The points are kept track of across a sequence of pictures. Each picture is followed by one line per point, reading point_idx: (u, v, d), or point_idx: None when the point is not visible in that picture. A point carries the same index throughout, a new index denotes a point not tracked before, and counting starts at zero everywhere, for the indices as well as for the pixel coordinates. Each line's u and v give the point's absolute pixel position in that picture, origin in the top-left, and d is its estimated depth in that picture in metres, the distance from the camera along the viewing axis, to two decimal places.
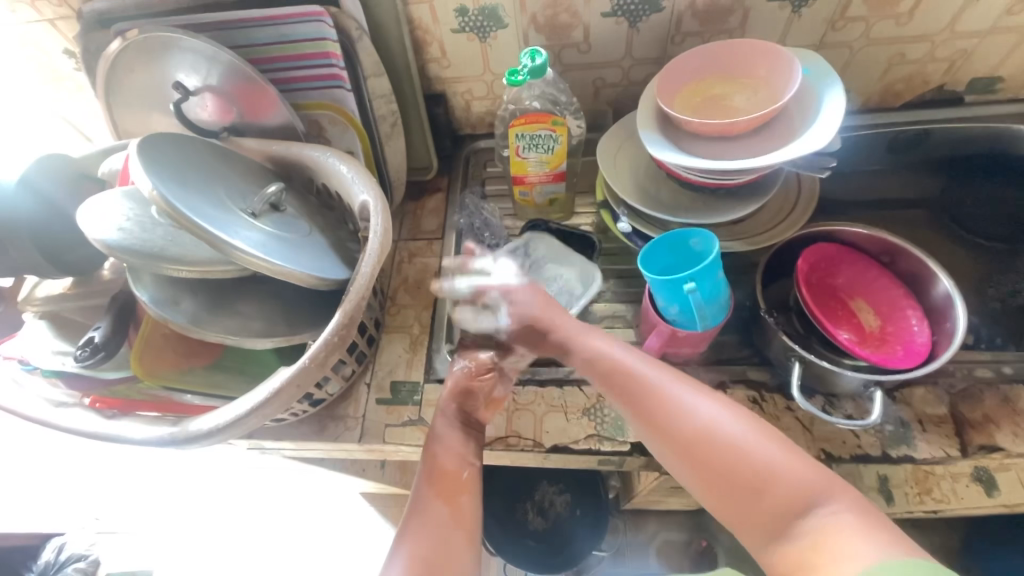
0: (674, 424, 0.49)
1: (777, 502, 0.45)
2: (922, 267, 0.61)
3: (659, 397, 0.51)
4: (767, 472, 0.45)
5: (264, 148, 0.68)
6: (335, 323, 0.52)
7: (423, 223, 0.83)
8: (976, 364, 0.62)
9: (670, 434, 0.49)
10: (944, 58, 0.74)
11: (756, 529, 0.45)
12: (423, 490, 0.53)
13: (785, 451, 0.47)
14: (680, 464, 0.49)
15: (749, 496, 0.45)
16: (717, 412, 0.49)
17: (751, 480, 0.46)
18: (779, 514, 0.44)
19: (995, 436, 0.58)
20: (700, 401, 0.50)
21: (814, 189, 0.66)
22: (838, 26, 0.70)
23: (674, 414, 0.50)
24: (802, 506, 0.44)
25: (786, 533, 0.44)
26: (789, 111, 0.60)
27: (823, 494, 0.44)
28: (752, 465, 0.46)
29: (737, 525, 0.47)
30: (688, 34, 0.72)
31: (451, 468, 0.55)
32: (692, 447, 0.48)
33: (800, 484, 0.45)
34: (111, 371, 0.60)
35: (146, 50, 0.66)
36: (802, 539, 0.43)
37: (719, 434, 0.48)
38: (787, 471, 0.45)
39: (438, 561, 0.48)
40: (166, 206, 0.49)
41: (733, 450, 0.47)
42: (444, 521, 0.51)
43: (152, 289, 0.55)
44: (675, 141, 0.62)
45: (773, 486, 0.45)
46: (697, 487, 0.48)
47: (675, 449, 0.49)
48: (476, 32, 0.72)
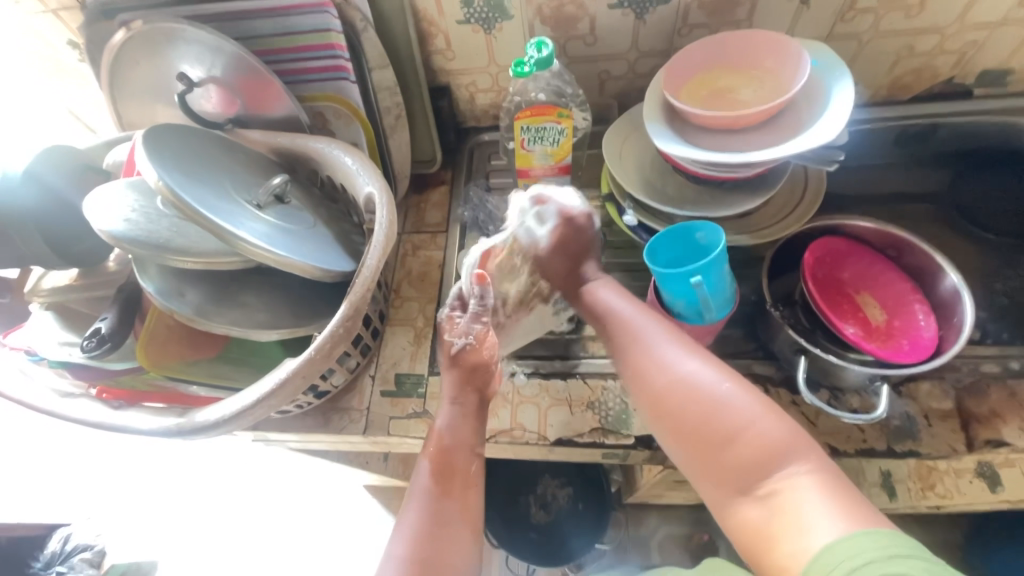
0: (654, 376, 0.50)
1: (742, 458, 0.44)
2: (929, 262, 0.60)
3: (646, 349, 0.52)
4: (736, 428, 0.45)
5: (268, 140, 0.68)
6: (340, 314, 0.52)
7: (426, 216, 0.82)
8: (982, 359, 0.62)
9: (651, 385, 0.50)
10: (953, 51, 0.73)
11: (718, 483, 0.45)
12: (426, 483, 0.53)
13: (762, 410, 0.46)
14: (656, 416, 0.50)
15: (716, 450, 0.45)
16: (697, 367, 0.49)
17: (720, 435, 0.45)
18: (742, 470, 0.44)
19: (1001, 430, 0.58)
20: (683, 356, 0.50)
21: (821, 183, 0.65)
22: (846, 18, 0.69)
23: (655, 367, 0.50)
24: (768, 464, 0.43)
25: (746, 489, 0.44)
26: (797, 104, 0.59)
27: (793, 456, 0.43)
28: (723, 420, 0.45)
29: (701, 480, 0.47)
30: (694, 26, 0.71)
31: (444, 454, 0.55)
32: (668, 398, 0.49)
33: (768, 443, 0.44)
34: (117, 362, 0.60)
35: (151, 41, 0.66)
36: (765, 500, 0.43)
37: (695, 388, 0.47)
38: (758, 429, 0.44)
39: (434, 557, 0.48)
40: (171, 196, 0.49)
41: (702, 406, 0.47)
42: (448, 517, 0.51)
43: (157, 280, 0.55)
44: (681, 133, 0.61)
45: (741, 442, 0.44)
46: (669, 437, 0.49)
47: (654, 400, 0.50)
48: (481, 23, 0.72)
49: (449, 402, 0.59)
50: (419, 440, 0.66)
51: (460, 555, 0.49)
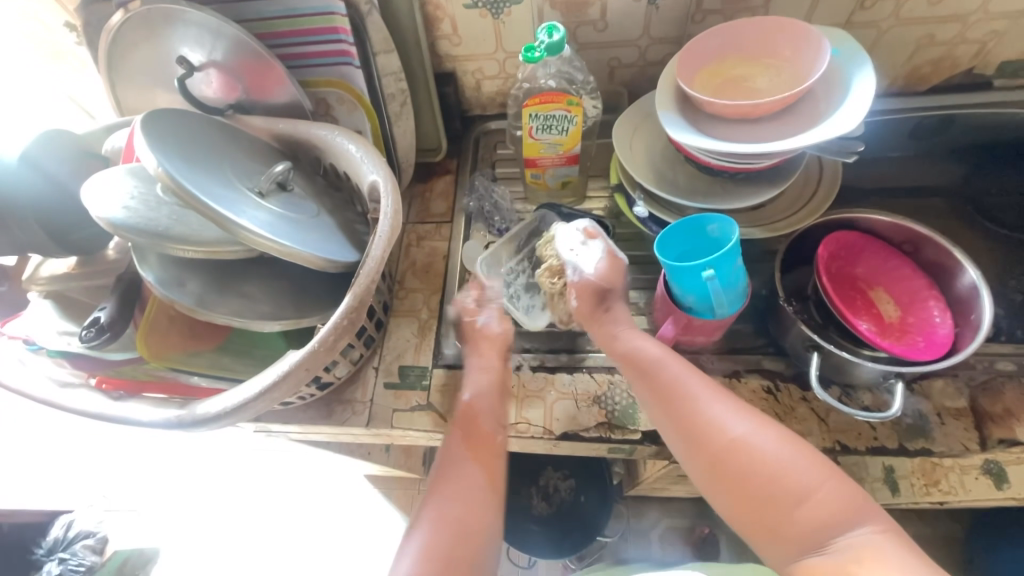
0: (709, 439, 0.49)
1: (813, 522, 0.44)
2: (946, 257, 0.59)
3: (695, 410, 0.50)
4: (804, 491, 0.45)
5: (271, 126, 0.67)
6: (344, 306, 0.51)
7: (431, 205, 0.81)
8: (996, 357, 0.61)
9: (706, 450, 0.49)
10: (974, 40, 0.71)
11: (785, 548, 0.45)
12: (461, 444, 0.53)
13: (820, 468, 0.46)
14: (712, 480, 0.48)
15: (785, 515, 0.45)
16: (751, 427, 0.48)
17: (788, 499, 0.45)
18: (812, 533, 0.44)
19: (1016, 430, 0.57)
20: (735, 416, 0.49)
21: (835, 175, 0.64)
22: (866, 5, 0.67)
23: (710, 429, 0.49)
24: (838, 523, 0.44)
25: (816, 550, 0.44)
26: (814, 93, 0.58)
27: (857, 513, 0.44)
28: (789, 484, 0.46)
29: (764, 544, 0.47)
30: (709, 12, 0.69)
31: (473, 417, 0.56)
32: (728, 464, 0.47)
33: (836, 503, 0.45)
34: (117, 352, 0.59)
35: (149, 22, 0.64)
36: (839, 554, 0.43)
37: (755, 451, 0.47)
38: (824, 489, 0.45)
39: (469, 527, 0.48)
40: (172, 184, 0.47)
41: (767, 470, 0.46)
42: (478, 480, 0.51)
43: (157, 269, 0.54)
44: (694, 123, 0.60)
45: (810, 505, 0.45)
46: (726, 501, 0.48)
47: (711, 466, 0.48)
48: (489, 8, 0.70)
49: (483, 371, 0.59)
50: (423, 433, 0.65)
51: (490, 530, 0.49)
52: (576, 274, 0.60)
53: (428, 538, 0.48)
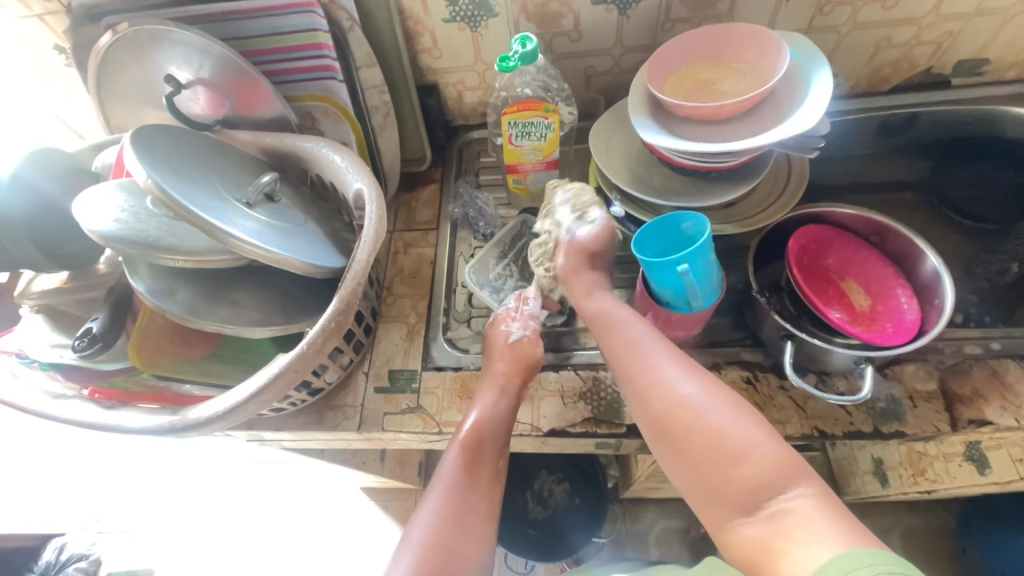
0: (657, 398, 0.51)
1: (747, 481, 0.45)
2: (909, 247, 0.62)
3: (649, 371, 0.53)
4: (740, 452, 0.46)
5: (257, 140, 0.69)
6: (331, 309, 0.53)
7: (417, 213, 0.83)
8: (965, 341, 0.63)
9: (654, 408, 0.51)
10: (931, 41, 0.74)
11: (721, 507, 0.47)
12: (460, 476, 0.55)
13: (763, 433, 0.47)
14: (660, 437, 0.51)
15: (721, 474, 0.47)
16: (700, 389, 0.50)
17: (725, 458, 0.47)
18: (745, 494, 0.45)
19: (985, 410, 0.59)
20: (686, 378, 0.51)
21: (803, 171, 0.67)
22: (825, 11, 0.71)
23: (660, 390, 0.51)
24: (771, 485, 0.45)
25: (747, 509, 0.45)
26: (778, 93, 0.60)
27: (792, 478, 0.45)
28: (728, 444, 0.47)
29: (704, 504, 0.48)
30: (677, 20, 0.72)
31: (474, 441, 0.58)
32: (672, 422, 0.50)
33: (773, 465, 0.45)
34: (108, 362, 0.60)
35: (136, 43, 0.67)
36: (770, 517, 0.44)
37: (700, 411, 0.49)
38: (762, 451, 0.46)
39: (462, 548, 0.51)
40: (161, 195, 0.49)
41: (708, 429, 0.48)
42: (476, 509, 0.54)
43: (149, 280, 0.55)
44: (665, 125, 0.62)
45: (745, 466, 0.46)
46: (672, 459, 0.50)
47: (658, 425, 0.51)
48: (466, 22, 0.73)
49: (491, 392, 0.60)
50: (414, 435, 0.67)
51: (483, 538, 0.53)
52: (569, 235, 0.64)
53: (417, 559, 0.49)
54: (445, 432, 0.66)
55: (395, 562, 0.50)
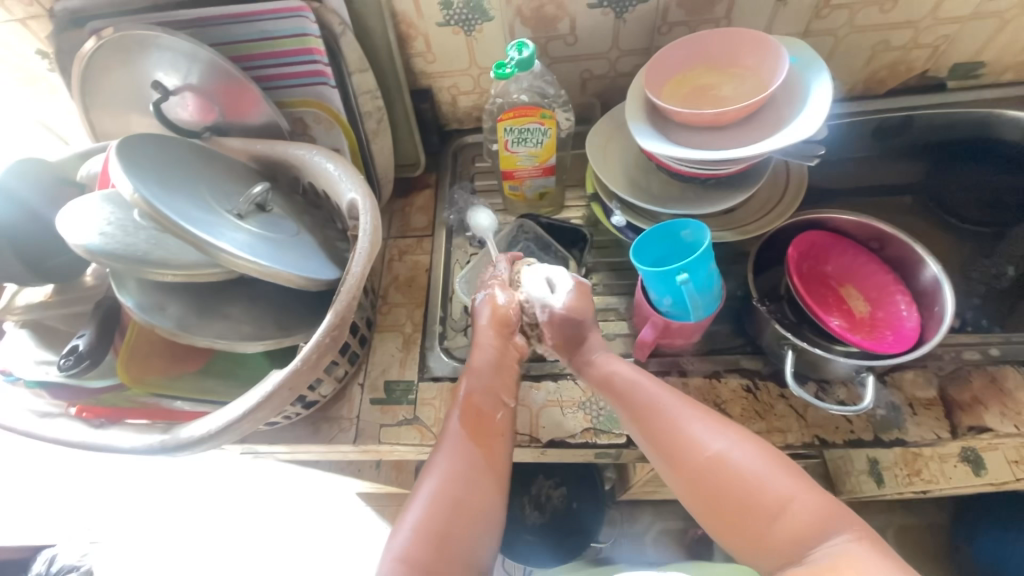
0: (689, 457, 0.50)
1: (792, 533, 0.46)
2: (909, 253, 0.61)
3: (676, 429, 0.52)
4: (781, 504, 0.47)
5: (248, 148, 0.67)
6: (326, 323, 0.52)
7: (412, 220, 0.82)
8: (963, 347, 0.63)
9: (685, 467, 0.50)
10: (927, 44, 0.74)
11: (767, 559, 0.47)
12: (466, 433, 0.55)
13: (800, 481, 0.48)
14: (691, 493, 0.50)
15: (764, 529, 0.47)
16: (729, 443, 0.50)
17: (766, 513, 0.47)
18: (792, 546, 0.46)
19: (984, 417, 0.59)
20: (714, 432, 0.51)
21: (802, 177, 0.66)
22: (823, 14, 0.70)
23: (690, 446, 0.50)
24: (816, 533, 0.46)
25: (796, 562, 0.46)
26: (777, 100, 0.60)
27: (835, 524, 0.46)
28: (768, 498, 0.47)
29: (748, 556, 0.48)
30: (674, 24, 0.71)
31: (471, 407, 0.57)
32: (706, 480, 0.49)
33: (813, 514, 0.46)
34: (97, 379, 0.58)
35: (122, 48, 0.65)
36: (818, 566, 0.45)
37: (735, 466, 0.49)
38: (802, 503, 0.47)
39: (467, 502, 0.50)
40: (148, 209, 0.47)
41: (747, 483, 0.48)
42: (478, 466, 0.53)
43: (137, 295, 0.54)
44: (664, 131, 0.61)
45: (789, 517, 0.46)
46: (707, 513, 0.49)
47: (692, 483, 0.50)
48: (461, 25, 0.71)
49: (484, 351, 0.61)
50: (410, 447, 0.66)
51: (491, 497, 0.52)
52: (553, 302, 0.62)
53: (428, 509, 0.50)
54: None
55: (395, 531, 0.50)
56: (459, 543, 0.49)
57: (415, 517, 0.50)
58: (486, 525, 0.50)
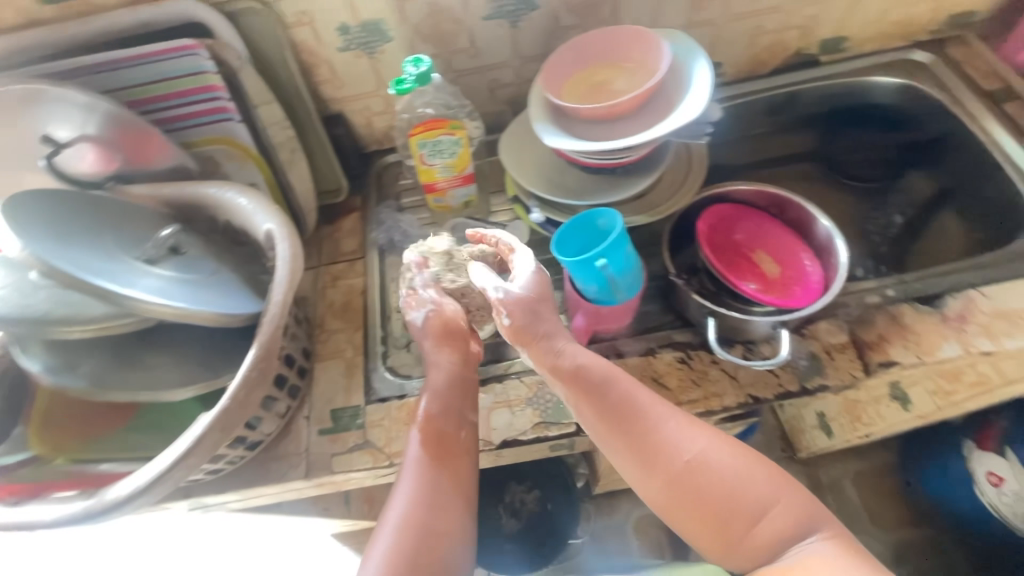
0: (668, 460, 0.50)
1: (771, 535, 0.48)
2: (803, 214, 0.67)
3: (652, 431, 0.51)
4: (762, 508, 0.48)
5: (155, 193, 0.66)
6: (251, 357, 0.50)
7: (341, 245, 0.81)
8: (864, 292, 0.68)
9: (666, 472, 0.49)
10: (796, 26, 0.80)
11: (744, 561, 0.48)
12: (429, 465, 0.53)
13: (780, 484, 0.49)
14: (670, 496, 0.49)
15: (744, 532, 0.48)
16: (709, 445, 0.50)
17: (748, 516, 0.48)
18: (771, 548, 0.48)
19: (890, 352, 0.63)
20: (693, 434, 0.51)
21: (702, 154, 0.70)
22: (699, 7, 0.75)
23: (669, 449, 0.50)
24: (795, 534, 0.48)
25: (775, 565, 0.47)
26: (665, 87, 0.64)
27: (812, 525, 0.48)
28: (751, 500, 0.48)
29: (726, 556, 0.49)
30: (567, 28, 0.75)
31: (432, 431, 0.55)
32: (691, 484, 0.49)
33: (793, 514, 0.48)
34: (7, 457, 0.53)
35: (3, 105, 0.62)
36: (794, 565, 0.46)
37: (715, 467, 0.49)
38: (784, 504, 0.48)
39: (435, 526, 0.49)
40: (44, 265, 0.45)
41: (728, 486, 0.48)
42: (447, 489, 0.52)
43: (45, 358, 0.51)
44: (567, 128, 0.64)
45: (769, 520, 0.48)
46: (684, 517, 0.49)
47: (671, 487, 0.49)
48: (362, 49, 0.72)
49: (436, 379, 0.58)
50: (365, 473, 0.64)
51: (458, 523, 0.50)
52: (502, 293, 0.57)
53: (397, 544, 0.48)
54: (396, 463, 0.64)
55: (374, 546, 0.49)
56: (430, 561, 0.48)
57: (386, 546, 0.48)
58: (456, 541, 0.50)
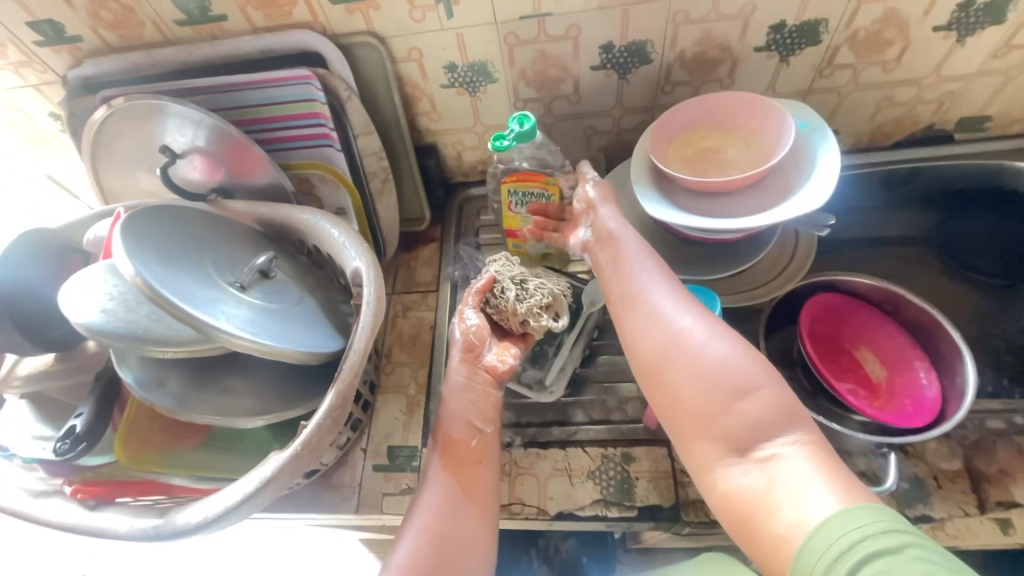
0: (654, 329, 0.50)
1: (739, 421, 0.44)
2: (926, 316, 0.60)
3: (649, 303, 0.52)
4: (742, 386, 0.44)
5: (253, 211, 0.68)
6: (327, 404, 0.50)
7: (417, 274, 0.81)
8: (987, 414, 0.60)
9: (651, 337, 0.50)
10: (932, 100, 0.73)
11: (703, 448, 0.45)
12: (444, 473, 0.53)
13: (766, 378, 0.45)
14: (648, 364, 0.50)
15: (716, 409, 0.44)
16: (701, 325, 0.49)
17: (724, 390, 0.45)
18: (738, 434, 0.43)
19: (1013, 490, 0.56)
20: (688, 313, 0.50)
21: (813, 237, 0.65)
22: (826, 73, 0.70)
23: (660, 319, 0.50)
24: (768, 430, 0.43)
25: (734, 456, 0.43)
26: (784, 165, 0.59)
27: (790, 426, 0.43)
28: (727, 382, 0.45)
29: (691, 444, 0.46)
30: (677, 83, 0.72)
31: (451, 437, 0.56)
32: (669, 352, 0.48)
33: (770, 408, 0.43)
34: (93, 457, 0.56)
35: (131, 116, 0.66)
36: (757, 462, 0.42)
37: (698, 343, 0.47)
38: (761, 395, 0.44)
39: (452, 536, 0.49)
40: (149, 290, 0.47)
41: (704, 362, 0.46)
42: (455, 492, 0.52)
43: (138, 370, 0.53)
44: (669, 196, 0.61)
45: (740, 405, 0.44)
46: (656, 388, 0.49)
47: (651, 354, 0.50)
48: (465, 87, 0.72)
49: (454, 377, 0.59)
50: None
51: (475, 527, 0.50)
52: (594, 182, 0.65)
53: (417, 552, 0.48)
54: None
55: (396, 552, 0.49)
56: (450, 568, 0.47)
57: (405, 552, 0.48)
58: (476, 549, 0.49)
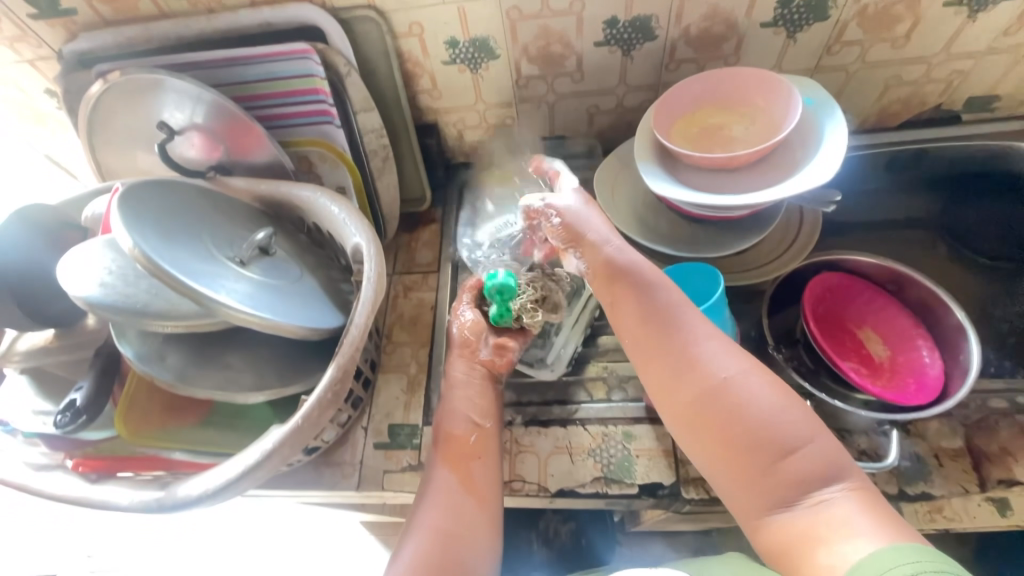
0: (694, 376, 0.48)
1: (790, 475, 0.43)
2: (931, 296, 0.59)
3: (685, 346, 0.49)
4: (789, 442, 0.44)
5: (253, 188, 0.67)
6: (327, 378, 0.50)
7: (417, 255, 0.81)
8: (989, 394, 0.60)
9: (691, 383, 0.48)
10: (941, 79, 0.72)
11: (749, 498, 0.45)
12: (444, 471, 0.54)
13: (811, 427, 0.45)
14: (688, 412, 0.48)
15: (765, 466, 0.44)
16: (745, 371, 0.47)
17: (772, 447, 0.44)
18: (787, 486, 0.43)
19: (1014, 469, 0.56)
20: (728, 358, 0.48)
21: (817, 217, 0.65)
22: (833, 50, 0.69)
23: (700, 365, 0.48)
24: (817, 481, 0.43)
25: (783, 506, 0.43)
26: (790, 142, 0.58)
27: (838, 474, 0.43)
28: (775, 435, 0.44)
29: (735, 493, 0.45)
30: (682, 61, 0.71)
31: (454, 435, 0.57)
32: (714, 402, 0.46)
33: (819, 459, 0.43)
34: (94, 431, 0.56)
35: (128, 91, 0.65)
36: (807, 511, 0.42)
37: (743, 393, 0.46)
38: (809, 446, 0.44)
39: (456, 531, 0.50)
40: (148, 262, 0.46)
41: (753, 414, 0.45)
42: (456, 487, 0.53)
43: (138, 345, 0.53)
44: (672, 173, 0.60)
45: (789, 459, 0.44)
46: (697, 436, 0.47)
47: (691, 403, 0.47)
48: (467, 64, 0.71)
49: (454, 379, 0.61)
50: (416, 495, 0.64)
51: (480, 525, 0.51)
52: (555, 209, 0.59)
53: (422, 549, 0.49)
54: None
55: (399, 550, 0.50)
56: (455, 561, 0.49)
57: (412, 549, 0.49)
58: (480, 544, 0.50)
